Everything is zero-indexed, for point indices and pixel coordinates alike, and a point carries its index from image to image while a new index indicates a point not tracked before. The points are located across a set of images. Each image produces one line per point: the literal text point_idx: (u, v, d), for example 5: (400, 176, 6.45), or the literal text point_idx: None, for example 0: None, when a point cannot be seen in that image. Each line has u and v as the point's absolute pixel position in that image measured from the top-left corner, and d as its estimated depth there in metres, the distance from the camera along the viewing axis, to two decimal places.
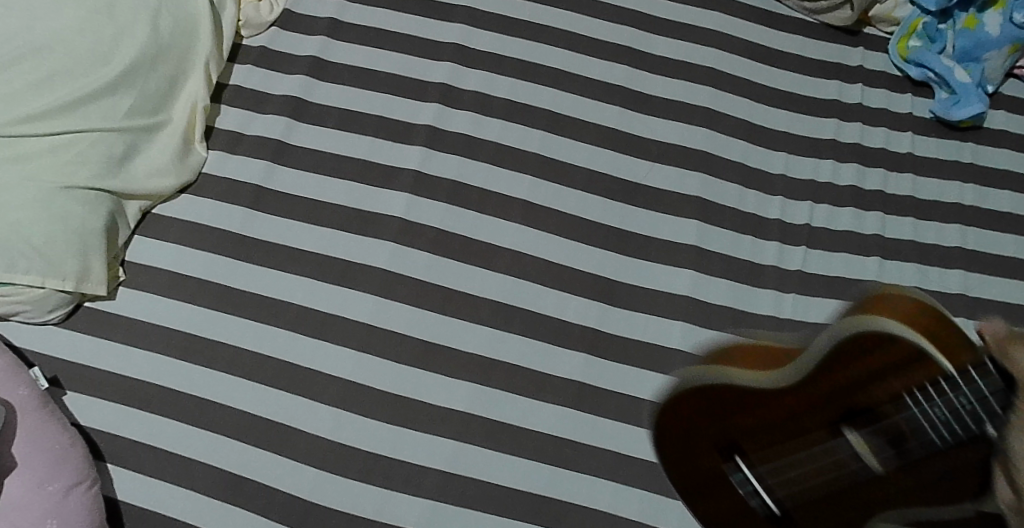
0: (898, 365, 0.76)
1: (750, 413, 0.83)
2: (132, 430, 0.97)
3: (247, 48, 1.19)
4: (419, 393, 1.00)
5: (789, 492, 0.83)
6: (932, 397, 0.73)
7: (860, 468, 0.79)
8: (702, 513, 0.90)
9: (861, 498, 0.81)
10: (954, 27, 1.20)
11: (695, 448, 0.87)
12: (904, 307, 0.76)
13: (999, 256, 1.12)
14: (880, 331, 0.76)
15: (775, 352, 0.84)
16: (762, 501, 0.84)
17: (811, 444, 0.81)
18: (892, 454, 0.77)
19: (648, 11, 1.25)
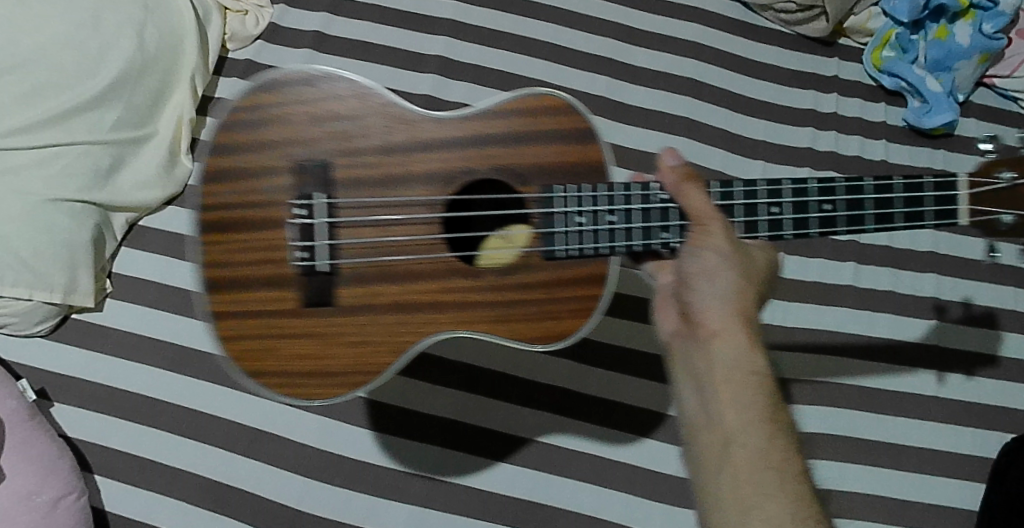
0: (560, 133, 0.87)
1: (377, 156, 0.84)
2: (122, 441, 1.00)
3: (233, 60, 1.19)
4: (408, 401, 1.02)
5: (243, 316, 0.83)
6: (670, 220, 0.83)
7: (530, 248, 0.86)
8: (224, 328, 0.83)
9: (543, 281, 0.86)
10: (926, 37, 1.24)
11: (235, 250, 0.82)
12: (566, 114, 0.87)
13: (965, 259, 1.19)
14: (536, 123, 0.87)
15: (400, 112, 0.85)
16: (305, 260, 0.83)
17: (411, 203, 0.85)
18: (556, 248, 0.85)
19: (628, 23, 1.28)
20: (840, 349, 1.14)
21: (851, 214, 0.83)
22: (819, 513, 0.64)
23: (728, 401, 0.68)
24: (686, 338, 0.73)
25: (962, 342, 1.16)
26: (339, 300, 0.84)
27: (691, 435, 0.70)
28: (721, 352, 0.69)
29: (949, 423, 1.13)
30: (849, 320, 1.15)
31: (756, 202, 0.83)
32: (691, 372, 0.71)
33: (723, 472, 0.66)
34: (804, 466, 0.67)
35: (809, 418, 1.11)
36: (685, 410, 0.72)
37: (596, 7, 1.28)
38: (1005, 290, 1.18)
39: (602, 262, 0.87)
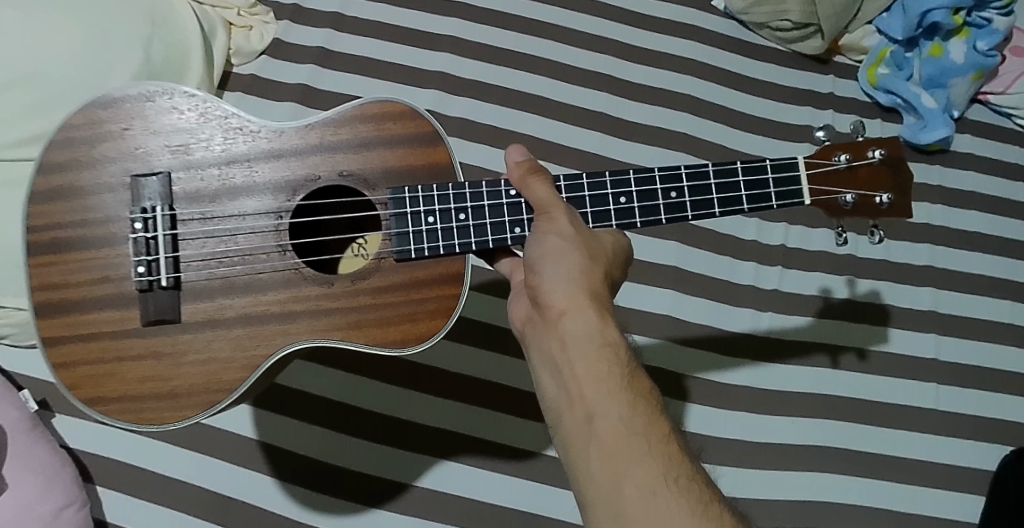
0: (406, 136, 0.87)
1: (219, 167, 0.84)
2: (123, 452, 1.00)
3: (237, 75, 1.21)
4: (409, 413, 1.05)
5: (76, 340, 0.81)
6: (520, 215, 0.84)
7: (383, 251, 0.85)
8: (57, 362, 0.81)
9: (395, 286, 0.85)
10: (920, 55, 1.26)
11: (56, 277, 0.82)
12: (412, 118, 0.87)
13: (962, 272, 1.19)
14: (386, 128, 0.87)
15: (248, 125, 0.85)
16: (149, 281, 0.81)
17: (257, 213, 0.84)
18: (411, 248, 0.84)
19: (627, 41, 1.30)
20: (842, 362, 1.13)
21: (697, 200, 0.85)
22: (690, 465, 0.66)
23: (586, 375, 0.69)
24: (536, 326, 0.74)
25: (967, 355, 1.15)
26: (183, 315, 0.82)
27: (556, 416, 0.70)
28: (572, 327, 0.70)
29: (958, 437, 1.11)
30: (853, 333, 1.14)
31: (605, 194, 0.85)
32: (544, 355, 0.72)
33: (592, 447, 0.66)
34: (669, 425, 0.68)
35: (816, 432, 1.09)
36: (544, 394, 0.72)
37: (596, 25, 1.30)
38: (1005, 304, 1.19)
39: (460, 260, 0.86)
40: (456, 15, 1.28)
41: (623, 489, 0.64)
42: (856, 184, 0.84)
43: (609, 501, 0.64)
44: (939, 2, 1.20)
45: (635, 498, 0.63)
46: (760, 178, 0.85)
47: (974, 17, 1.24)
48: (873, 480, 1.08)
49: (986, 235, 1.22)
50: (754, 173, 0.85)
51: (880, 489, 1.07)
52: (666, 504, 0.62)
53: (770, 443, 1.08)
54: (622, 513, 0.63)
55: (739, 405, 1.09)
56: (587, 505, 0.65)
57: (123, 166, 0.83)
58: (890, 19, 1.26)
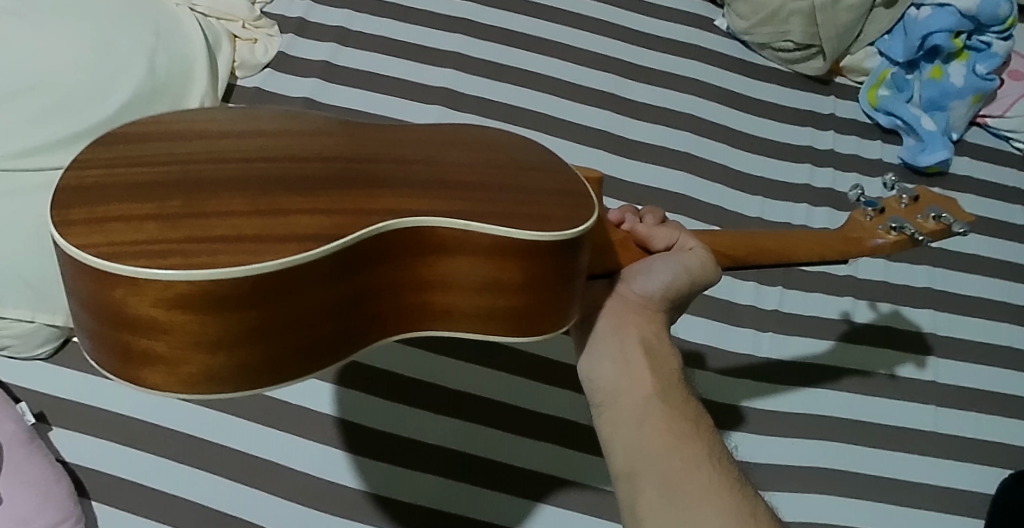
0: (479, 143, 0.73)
1: None
2: (116, 467, 0.96)
3: (241, 87, 1.20)
4: (412, 429, 1.01)
5: None
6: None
7: None
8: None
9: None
10: (921, 77, 1.27)
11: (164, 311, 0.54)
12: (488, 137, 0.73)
13: (961, 295, 1.20)
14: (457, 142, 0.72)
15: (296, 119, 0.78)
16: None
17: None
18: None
19: (630, 60, 1.31)
20: (847, 385, 1.11)
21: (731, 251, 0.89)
22: (730, 460, 0.69)
23: (650, 367, 0.72)
24: (610, 318, 0.76)
25: (972, 378, 1.14)
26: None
27: (612, 398, 0.71)
28: (646, 332, 0.75)
29: (967, 462, 1.08)
30: (855, 356, 1.13)
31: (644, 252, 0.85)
32: (622, 340, 0.74)
33: (645, 424, 0.68)
34: (708, 421, 0.72)
35: (822, 454, 1.06)
36: (601, 378, 0.73)
37: (599, 44, 1.31)
38: (1002, 327, 1.18)
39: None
40: (461, 31, 1.29)
41: (672, 461, 0.65)
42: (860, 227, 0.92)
43: (657, 470, 0.65)
44: (940, 25, 1.22)
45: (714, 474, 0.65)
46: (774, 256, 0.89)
47: (974, 41, 1.25)
48: (884, 504, 1.03)
49: (985, 258, 1.23)
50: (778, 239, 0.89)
51: (892, 514, 1.03)
52: (710, 477, 0.65)
53: (779, 465, 1.04)
54: (669, 480, 0.64)
55: (742, 426, 1.06)
56: (630, 474, 0.66)
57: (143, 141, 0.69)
58: (892, 41, 1.28)
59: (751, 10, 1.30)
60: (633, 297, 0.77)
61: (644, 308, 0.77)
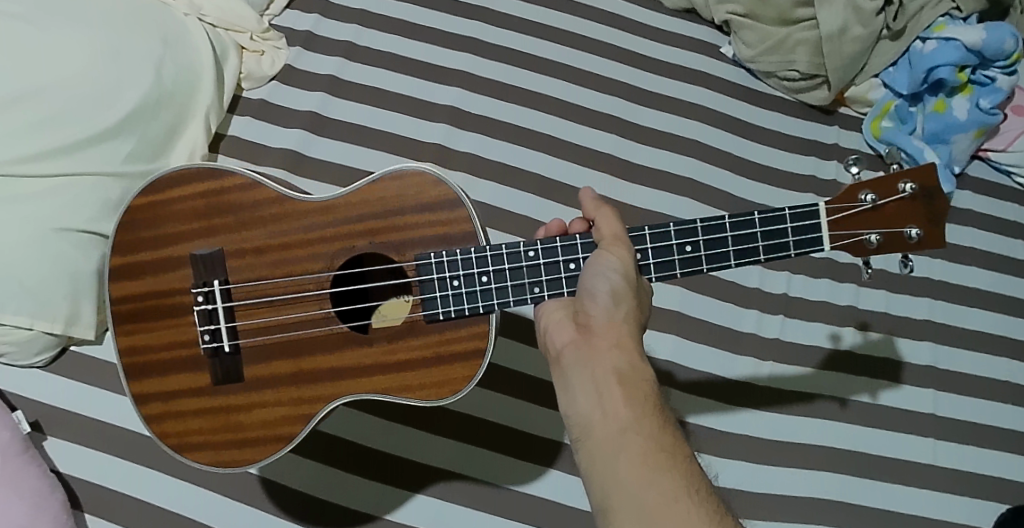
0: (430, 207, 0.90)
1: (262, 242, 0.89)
2: (111, 477, 0.98)
3: (247, 100, 1.20)
4: (401, 448, 1.04)
5: (161, 399, 0.88)
6: (577, 254, 0.87)
7: (415, 313, 0.89)
8: (138, 390, 0.88)
9: (430, 342, 0.89)
10: (923, 110, 1.28)
11: (250, 448, 0.88)
12: (434, 187, 0.90)
13: (960, 328, 1.20)
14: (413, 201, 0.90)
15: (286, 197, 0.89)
16: (212, 340, 0.88)
17: (303, 282, 0.89)
18: (439, 312, 0.88)
19: (635, 84, 1.31)
20: (846, 415, 1.13)
21: (713, 253, 0.87)
22: (711, 487, 0.70)
23: (622, 395, 0.72)
24: (576, 348, 0.76)
25: (966, 411, 1.15)
26: (245, 374, 0.88)
27: (587, 431, 0.72)
28: (614, 358, 0.74)
29: (953, 493, 1.11)
30: (853, 385, 1.14)
31: (667, 244, 0.88)
32: (591, 375, 0.74)
33: (622, 458, 0.70)
34: (687, 443, 0.72)
35: (814, 482, 1.09)
36: (576, 410, 0.74)
37: (606, 67, 1.32)
38: (999, 361, 1.19)
39: (485, 320, 0.89)
40: (468, 50, 1.29)
41: (649, 495, 0.67)
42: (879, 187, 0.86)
43: (636, 506, 0.67)
44: (947, 58, 1.23)
45: (694, 508, 0.67)
46: (777, 226, 0.86)
47: (978, 75, 1.25)
48: None
49: (986, 291, 1.23)
50: (772, 222, 0.86)
51: None
52: (687, 509, 0.66)
53: (772, 496, 1.08)
54: (646, 516, 0.67)
55: (738, 454, 1.09)
56: (610, 508, 0.69)
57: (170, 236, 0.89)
58: (897, 73, 1.29)
59: (759, 38, 1.32)
60: (595, 324, 0.76)
61: (608, 330, 0.76)
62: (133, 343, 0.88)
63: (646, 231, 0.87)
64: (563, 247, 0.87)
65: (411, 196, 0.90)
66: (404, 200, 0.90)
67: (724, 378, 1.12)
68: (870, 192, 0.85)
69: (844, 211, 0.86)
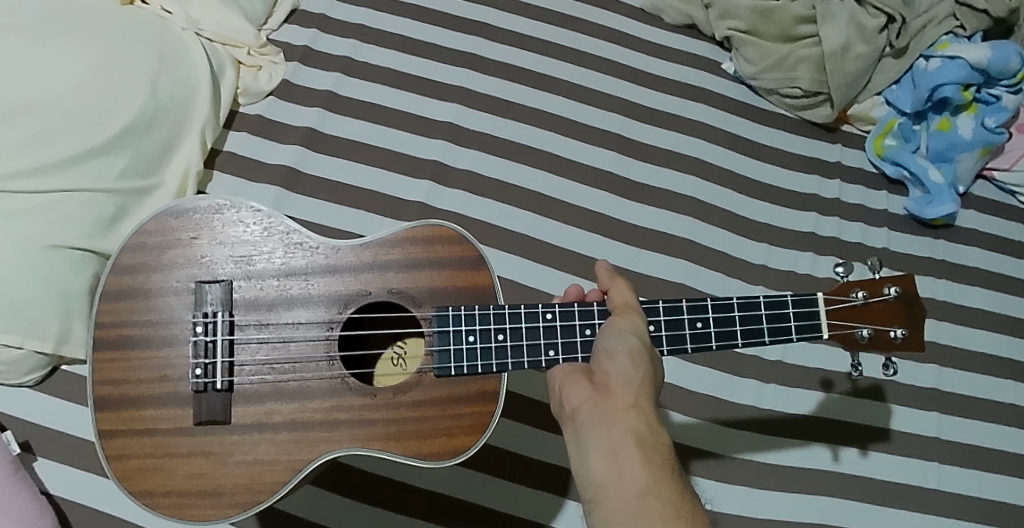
0: (451, 259, 0.91)
1: (274, 279, 0.88)
2: (101, 499, 0.97)
3: (244, 115, 1.19)
4: (402, 471, 1.02)
5: (140, 433, 0.84)
6: (594, 320, 0.87)
7: (423, 366, 0.88)
8: (105, 422, 0.84)
9: (436, 399, 0.87)
10: (927, 128, 1.27)
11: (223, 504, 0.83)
12: (457, 243, 0.91)
13: (964, 350, 1.18)
14: (433, 252, 0.91)
15: (310, 242, 0.89)
16: (205, 378, 0.84)
17: (308, 325, 0.87)
18: (451, 366, 0.87)
19: (636, 101, 1.30)
20: (848, 439, 1.11)
21: (722, 329, 0.87)
22: None
23: (641, 458, 0.70)
24: (593, 407, 0.73)
25: (971, 434, 1.13)
26: (234, 417, 0.84)
27: (603, 495, 0.70)
28: (633, 419, 0.73)
29: (958, 520, 1.09)
30: (855, 408, 1.12)
31: (681, 317, 0.87)
32: (609, 436, 0.72)
33: (642, 526, 0.68)
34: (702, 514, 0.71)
35: (814, 507, 1.07)
36: (591, 471, 0.71)
37: (606, 83, 1.31)
38: (1003, 384, 1.17)
39: (495, 378, 0.89)
40: (466, 66, 1.28)
41: None
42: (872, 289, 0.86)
43: None
44: (951, 77, 1.21)
45: None
46: (782, 310, 0.87)
47: (983, 94, 1.24)
48: None
49: (991, 313, 1.21)
50: (776, 306, 0.87)
51: None
52: None
53: (772, 521, 1.06)
54: None
55: (739, 479, 1.07)
56: None
57: (185, 269, 0.87)
58: (900, 92, 1.28)
59: (762, 55, 1.31)
60: (613, 384, 0.75)
61: (626, 390, 0.74)
62: (117, 375, 0.85)
63: (660, 302, 0.87)
64: (580, 312, 0.88)
65: (437, 254, 0.91)
66: (427, 260, 0.90)
67: (725, 402, 1.11)
68: (862, 291, 0.86)
69: (835, 304, 0.87)
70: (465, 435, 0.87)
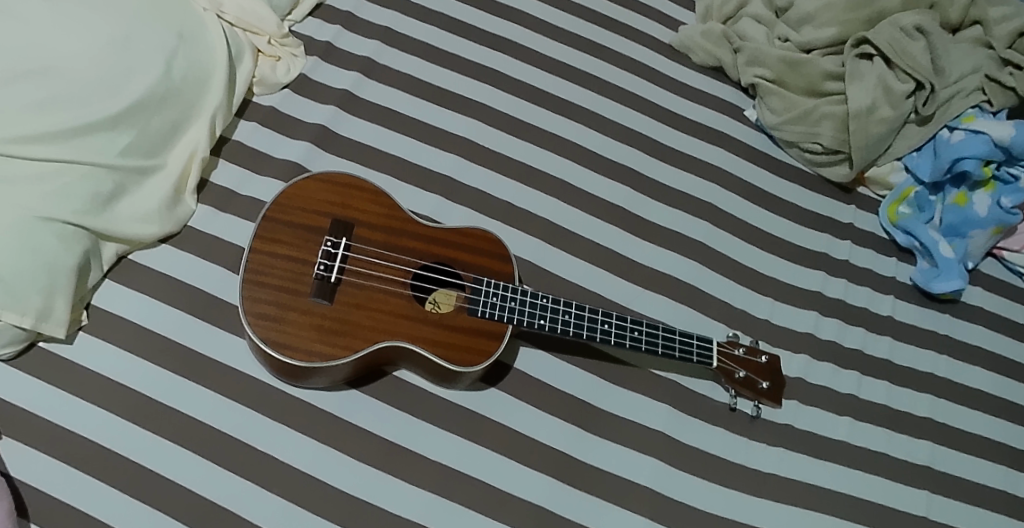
0: (481, 250, 1.03)
1: (342, 211, 1.01)
2: (62, 488, 0.91)
3: (256, 104, 1.16)
4: (374, 495, 0.95)
5: (258, 269, 0.96)
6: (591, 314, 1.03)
7: (466, 297, 0.99)
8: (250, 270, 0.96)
9: (471, 325, 0.98)
10: (944, 200, 1.25)
11: (328, 340, 0.94)
12: (491, 243, 1.04)
13: (963, 431, 1.13)
14: (464, 237, 1.03)
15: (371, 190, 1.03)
16: (326, 270, 0.97)
17: (372, 253, 0.99)
18: (481, 307, 0.98)
19: (656, 137, 1.28)
20: (839, 510, 1.05)
21: (683, 346, 1.04)
22: None
23: None
24: None
25: (965, 520, 1.08)
26: (316, 295, 0.95)
27: None
28: None
29: None
30: (849, 480, 1.07)
31: (656, 338, 1.03)
32: None
33: None
34: None
35: None
36: None
37: (628, 116, 1.29)
38: (1001, 471, 1.12)
39: (504, 324, 0.99)
40: (489, 82, 1.26)
41: None
42: (751, 354, 1.07)
43: None
44: (972, 151, 1.20)
45: None
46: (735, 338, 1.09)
47: (1003, 172, 1.23)
48: None
49: (993, 395, 1.16)
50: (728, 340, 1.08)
51: None
52: None
53: None
54: None
55: None
56: None
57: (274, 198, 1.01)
58: (920, 159, 1.27)
59: (786, 106, 1.30)
60: None
61: None
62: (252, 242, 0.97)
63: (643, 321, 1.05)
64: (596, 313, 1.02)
65: (474, 249, 1.03)
66: (466, 245, 1.02)
67: (716, 458, 1.05)
68: (743, 348, 1.06)
69: (748, 354, 1.06)
70: (493, 343, 0.98)
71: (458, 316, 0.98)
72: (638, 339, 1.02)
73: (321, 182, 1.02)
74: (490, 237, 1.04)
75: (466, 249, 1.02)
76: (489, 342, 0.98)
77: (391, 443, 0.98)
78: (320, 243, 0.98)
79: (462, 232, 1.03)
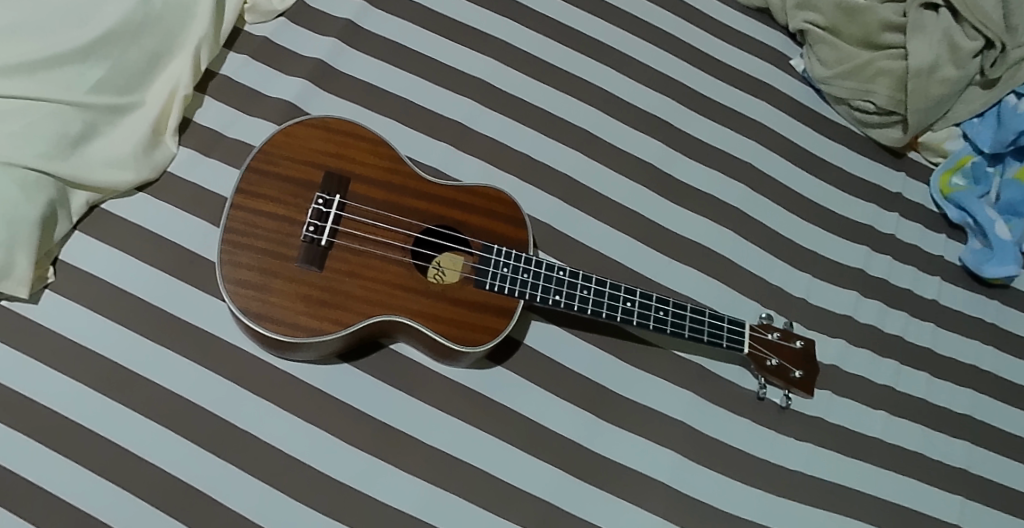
0: (492, 212, 0.92)
1: (336, 164, 0.90)
2: (25, 465, 0.83)
3: (248, 34, 1.03)
4: (367, 483, 0.87)
5: (242, 229, 0.86)
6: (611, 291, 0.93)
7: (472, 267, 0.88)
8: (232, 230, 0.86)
9: (476, 300, 0.88)
10: (1002, 174, 1.14)
11: (317, 313, 0.85)
12: (503, 205, 0.93)
13: (1001, 431, 1.06)
14: (474, 198, 0.92)
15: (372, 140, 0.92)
16: (315, 233, 0.86)
17: (369, 214, 0.88)
18: (489, 280, 0.88)
19: (693, 86, 1.15)
20: (866, 513, 0.99)
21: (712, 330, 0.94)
22: None
23: None
24: None
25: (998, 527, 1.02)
26: (304, 260, 0.85)
27: None
28: None
29: None
30: (879, 481, 1.00)
31: (682, 320, 0.93)
32: None
33: None
34: None
35: None
36: None
37: (663, 61, 1.15)
38: None
39: (513, 298, 0.89)
40: (509, 15, 1.12)
41: None
42: (783, 338, 0.97)
43: None
44: None
45: None
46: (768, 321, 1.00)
47: None
48: None
49: None
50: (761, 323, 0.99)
51: None
52: None
53: None
54: None
55: None
56: None
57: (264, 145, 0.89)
58: (981, 126, 1.15)
59: (837, 58, 1.16)
60: None
61: None
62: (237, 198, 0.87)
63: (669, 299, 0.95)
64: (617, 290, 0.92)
65: (485, 212, 0.92)
66: (475, 207, 0.92)
67: (740, 454, 0.97)
68: (777, 332, 0.97)
69: (780, 339, 0.97)
70: (501, 320, 0.89)
71: (463, 289, 0.88)
72: (661, 321, 0.92)
73: (316, 129, 0.91)
74: (502, 198, 0.93)
75: (475, 211, 0.91)
76: (495, 319, 0.88)
77: (386, 426, 0.90)
78: (311, 200, 0.88)
79: (472, 192, 0.92)
